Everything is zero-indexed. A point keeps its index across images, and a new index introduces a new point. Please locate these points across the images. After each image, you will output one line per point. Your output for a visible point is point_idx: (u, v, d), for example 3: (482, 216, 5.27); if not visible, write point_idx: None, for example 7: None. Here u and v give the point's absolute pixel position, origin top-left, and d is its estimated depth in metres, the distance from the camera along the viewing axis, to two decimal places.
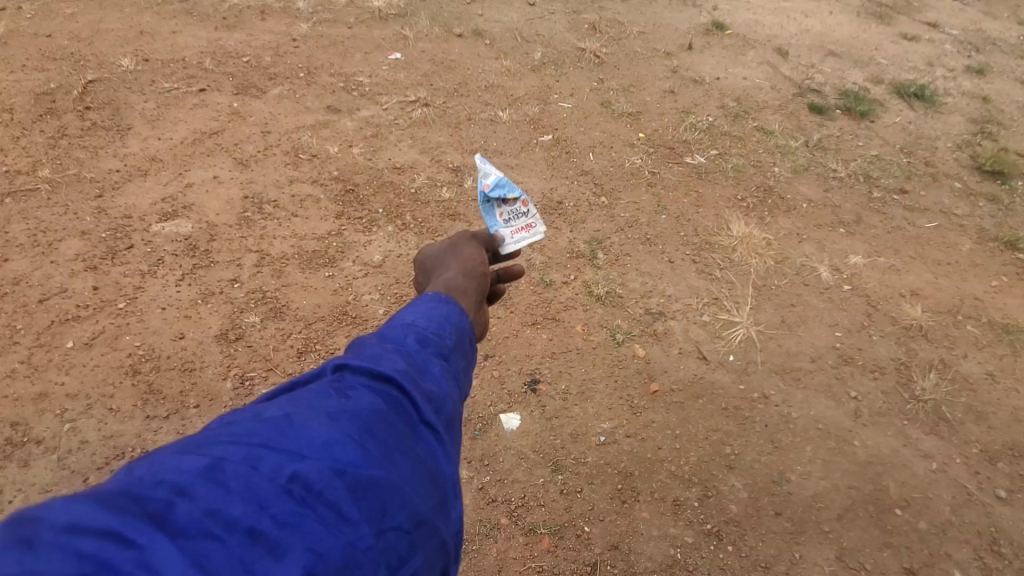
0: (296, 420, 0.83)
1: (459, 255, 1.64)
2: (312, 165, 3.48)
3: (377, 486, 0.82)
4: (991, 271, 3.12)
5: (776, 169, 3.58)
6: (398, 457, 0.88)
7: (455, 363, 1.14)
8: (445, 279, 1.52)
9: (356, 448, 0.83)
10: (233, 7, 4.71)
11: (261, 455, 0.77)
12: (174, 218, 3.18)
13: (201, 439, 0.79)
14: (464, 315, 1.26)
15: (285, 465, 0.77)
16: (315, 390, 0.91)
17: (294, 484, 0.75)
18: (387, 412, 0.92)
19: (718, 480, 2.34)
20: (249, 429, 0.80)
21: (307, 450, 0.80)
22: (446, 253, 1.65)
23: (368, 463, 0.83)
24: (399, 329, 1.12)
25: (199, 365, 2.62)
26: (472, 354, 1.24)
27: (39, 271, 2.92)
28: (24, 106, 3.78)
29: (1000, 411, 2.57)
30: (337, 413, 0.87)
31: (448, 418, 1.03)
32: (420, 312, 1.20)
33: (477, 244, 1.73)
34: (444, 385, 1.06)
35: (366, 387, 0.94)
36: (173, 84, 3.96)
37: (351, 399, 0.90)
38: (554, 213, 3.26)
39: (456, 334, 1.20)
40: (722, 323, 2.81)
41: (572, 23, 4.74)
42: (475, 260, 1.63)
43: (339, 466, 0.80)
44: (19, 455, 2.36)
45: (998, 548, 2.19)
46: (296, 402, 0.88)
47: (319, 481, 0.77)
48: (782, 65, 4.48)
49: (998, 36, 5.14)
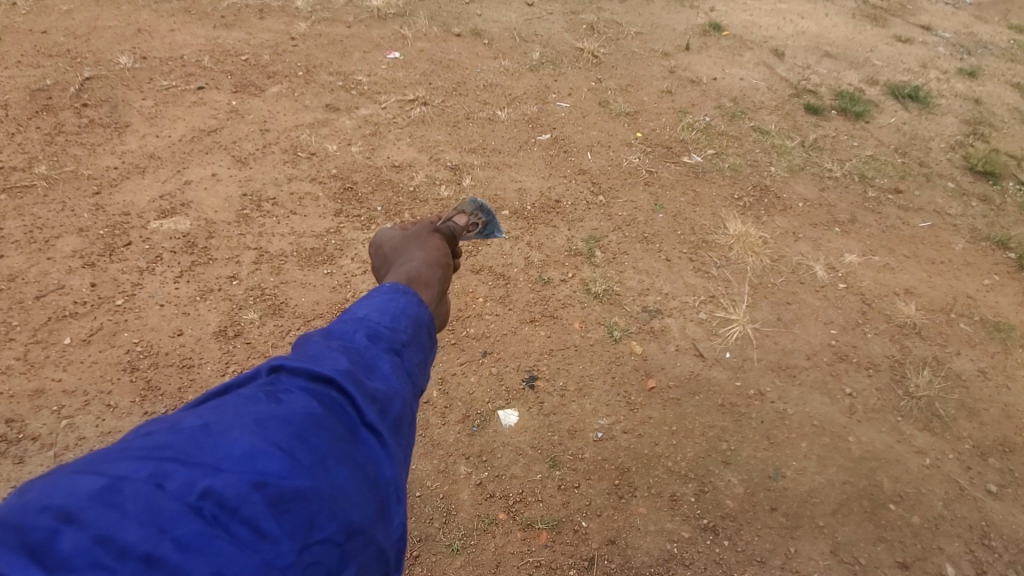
0: (216, 430, 0.84)
1: (423, 246, 1.77)
2: (311, 163, 3.48)
3: (302, 497, 0.83)
4: (982, 270, 3.15)
5: (772, 169, 3.61)
6: (331, 464, 0.90)
7: (408, 358, 1.19)
8: (409, 268, 1.63)
9: (281, 457, 0.84)
10: (231, 6, 4.71)
11: (170, 472, 0.76)
12: (172, 215, 3.18)
13: (108, 457, 0.78)
14: (422, 306, 1.33)
15: (198, 481, 0.76)
16: (245, 397, 0.92)
17: (206, 501, 0.75)
18: (323, 416, 0.94)
19: (714, 475, 2.36)
20: (162, 442, 0.80)
21: (225, 463, 0.80)
22: (409, 244, 1.79)
23: (293, 474, 0.84)
24: (349, 325, 1.17)
25: (198, 362, 2.63)
26: (429, 347, 1.30)
27: (36, 268, 2.91)
28: (19, 103, 3.77)
29: (991, 408, 2.60)
30: (265, 420, 0.88)
31: (395, 416, 1.06)
32: (374, 306, 1.26)
33: (438, 236, 1.88)
34: (392, 383, 1.10)
35: (302, 389, 0.96)
36: (172, 81, 3.96)
37: (284, 403, 0.92)
38: (552, 212, 3.28)
39: (412, 325, 1.26)
40: (719, 321, 2.83)
41: (570, 23, 4.76)
42: (438, 251, 1.77)
43: (261, 478, 0.80)
44: (14, 451, 2.35)
45: (989, 541, 2.22)
46: (220, 410, 0.88)
47: (234, 496, 0.77)
48: (778, 66, 4.51)
49: (989, 40, 5.19)
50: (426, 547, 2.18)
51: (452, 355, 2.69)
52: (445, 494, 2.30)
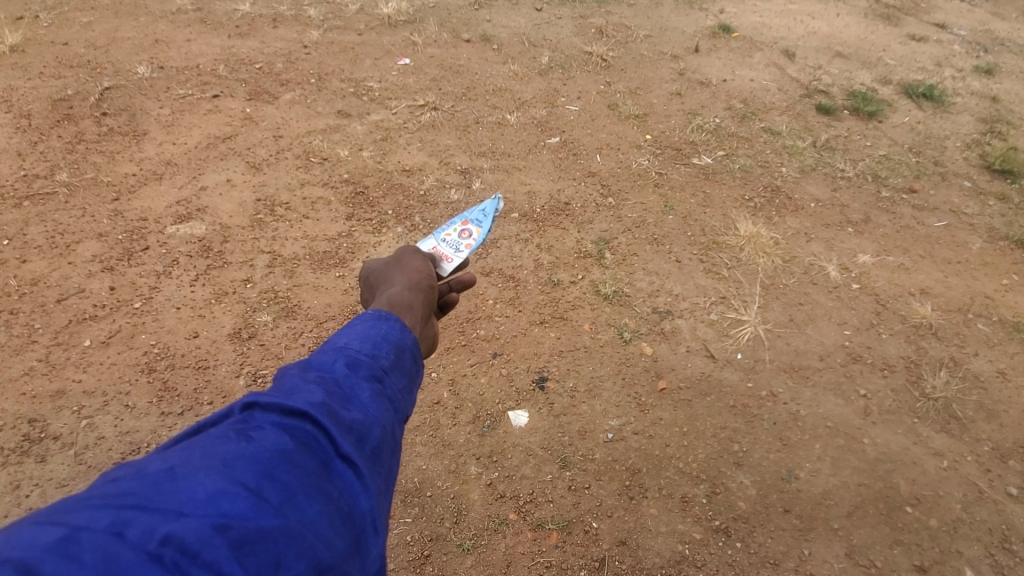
0: (180, 474, 0.84)
1: (405, 268, 1.77)
2: (323, 168, 3.53)
3: (268, 536, 0.83)
4: (1000, 270, 3.10)
5: (784, 170, 3.59)
6: (300, 501, 0.90)
7: (390, 384, 1.21)
8: (390, 293, 1.64)
9: (247, 498, 0.85)
10: (245, 16, 4.80)
11: (131, 519, 0.76)
12: (188, 220, 3.24)
13: (72, 504, 0.78)
14: (404, 331, 1.35)
15: (159, 527, 0.76)
16: (215, 436, 0.93)
17: (165, 547, 0.74)
18: (294, 451, 0.95)
19: (727, 477, 2.34)
20: (125, 488, 0.80)
21: (188, 508, 0.80)
22: (391, 268, 1.79)
23: (260, 515, 0.84)
24: (328, 355, 1.19)
25: (213, 363, 2.67)
26: (414, 370, 1.31)
27: (57, 272, 2.99)
28: (41, 113, 3.87)
29: (1011, 409, 2.54)
30: (234, 460, 0.89)
31: (374, 445, 1.07)
32: (355, 334, 1.28)
33: (420, 255, 1.87)
34: (371, 411, 1.11)
35: (273, 425, 0.97)
36: (188, 90, 4.05)
37: (254, 441, 0.93)
38: (561, 214, 3.29)
39: (394, 351, 1.28)
40: (730, 322, 2.81)
41: (579, 27, 4.79)
42: (421, 271, 1.77)
43: (224, 520, 0.81)
44: (36, 450, 2.41)
45: (1010, 545, 2.18)
46: (187, 453, 0.89)
47: (195, 541, 0.76)
48: (789, 66, 4.50)
49: (1007, 37, 5.12)
50: (437, 547, 2.19)
51: (462, 357, 2.70)
52: (455, 494, 2.31)
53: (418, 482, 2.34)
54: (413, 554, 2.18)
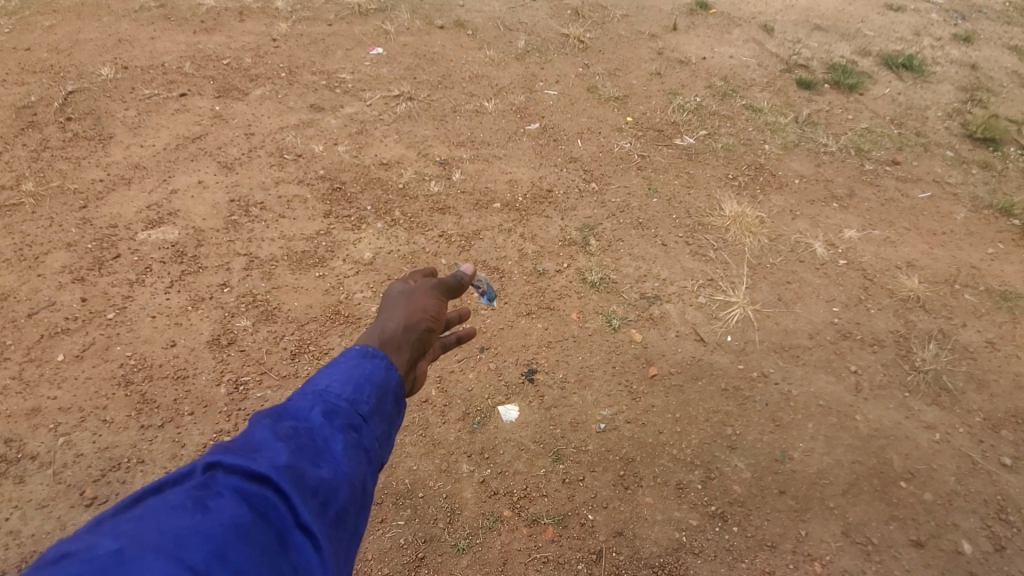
0: (121, 551, 0.73)
1: (411, 300, 1.56)
2: (298, 165, 3.44)
3: None
4: (986, 239, 3.09)
5: (766, 147, 3.55)
6: None
7: (367, 434, 1.07)
8: (381, 330, 1.43)
9: None
10: (210, 10, 4.64)
11: None
12: (159, 225, 3.14)
13: None
14: (390, 371, 1.20)
15: None
16: (162, 508, 0.81)
17: None
18: (252, 524, 0.83)
19: (720, 461, 2.32)
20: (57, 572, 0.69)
21: None
22: (397, 295, 1.59)
23: None
24: (301, 403, 1.06)
25: (193, 372, 2.59)
26: (395, 416, 1.17)
27: (27, 286, 2.88)
28: (3, 121, 3.73)
29: (1001, 379, 2.55)
30: (181, 538, 0.77)
31: (339, 512, 0.95)
32: (335, 374, 1.14)
33: (436, 286, 1.66)
34: (343, 470, 0.99)
35: (233, 492, 0.86)
36: (154, 90, 3.91)
37: (209, 513, 0.81)
38: (544, 202, 3.23)
39: (377, 394, 1.14)
40: (719, 304, 2.79)
41: (555, 9, 4.69)
42: (426, 307, 1.54)
43: None
44: (13, 471, 2.32)
45: (1006, 516, 2.18)
46: (131, 528, 0.77)
47: None
48: (768, 41, 4.44)
49: (984, 4, 5.10)
50: (431, 548, 2.15)
51: (449, 353, 2.65)
52: (448, 493, 2.27)
53: (409, 483, 2.30)
54: (407, 557, 2.13)
